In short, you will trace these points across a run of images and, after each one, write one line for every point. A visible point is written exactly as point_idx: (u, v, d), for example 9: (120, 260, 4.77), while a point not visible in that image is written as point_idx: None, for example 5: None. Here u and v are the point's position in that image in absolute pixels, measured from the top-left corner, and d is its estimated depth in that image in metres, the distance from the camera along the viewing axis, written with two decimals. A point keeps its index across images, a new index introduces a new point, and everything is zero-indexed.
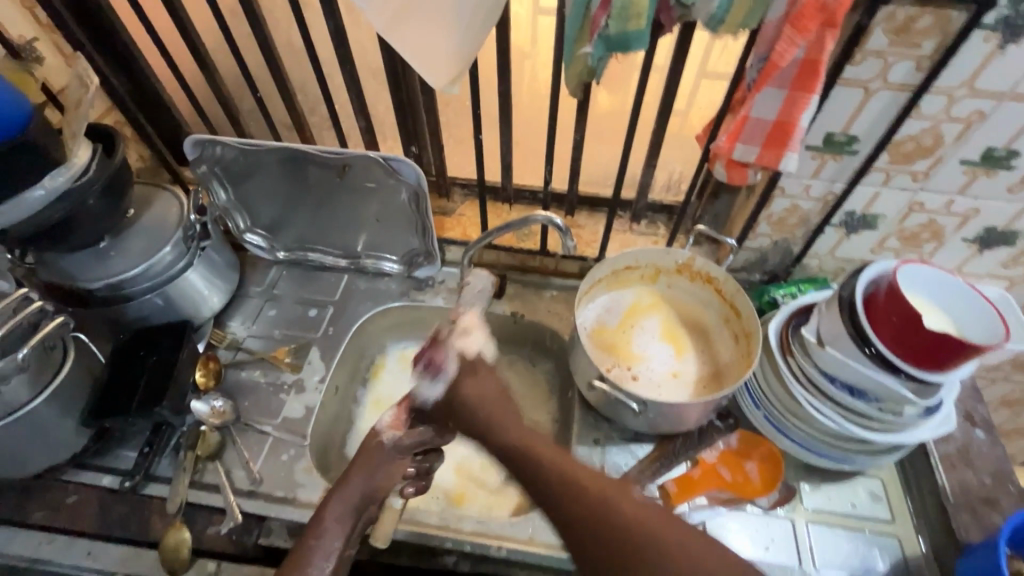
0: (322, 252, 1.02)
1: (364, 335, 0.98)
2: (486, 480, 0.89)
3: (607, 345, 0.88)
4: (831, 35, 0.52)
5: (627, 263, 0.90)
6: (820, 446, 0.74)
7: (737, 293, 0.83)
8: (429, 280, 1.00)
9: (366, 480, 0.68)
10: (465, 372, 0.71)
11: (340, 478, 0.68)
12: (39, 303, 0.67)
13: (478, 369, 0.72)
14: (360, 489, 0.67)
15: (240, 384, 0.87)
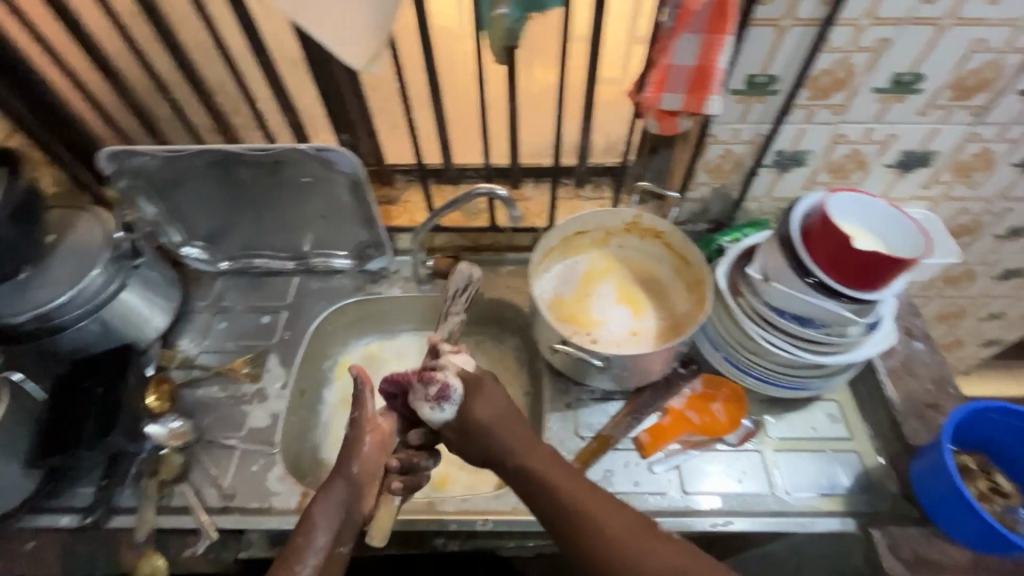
0: (267, 257, 0.99)
1: (324, 335, 0.96)
2: (467, 461, 0.90)
3: (567, 315, 0.89)
4: None
5: (576, 229, 0.91)
6: (777, 377, 0.78)
7: (685, 244, 0.86)
8: (382, 272, 0.98)
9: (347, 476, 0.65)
10: (467, 394, 0.66)
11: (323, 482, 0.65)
12: None
13: (478, 381, 0.67)
14: (343, 485, 0.64)
15: (198, 402, 0.84)
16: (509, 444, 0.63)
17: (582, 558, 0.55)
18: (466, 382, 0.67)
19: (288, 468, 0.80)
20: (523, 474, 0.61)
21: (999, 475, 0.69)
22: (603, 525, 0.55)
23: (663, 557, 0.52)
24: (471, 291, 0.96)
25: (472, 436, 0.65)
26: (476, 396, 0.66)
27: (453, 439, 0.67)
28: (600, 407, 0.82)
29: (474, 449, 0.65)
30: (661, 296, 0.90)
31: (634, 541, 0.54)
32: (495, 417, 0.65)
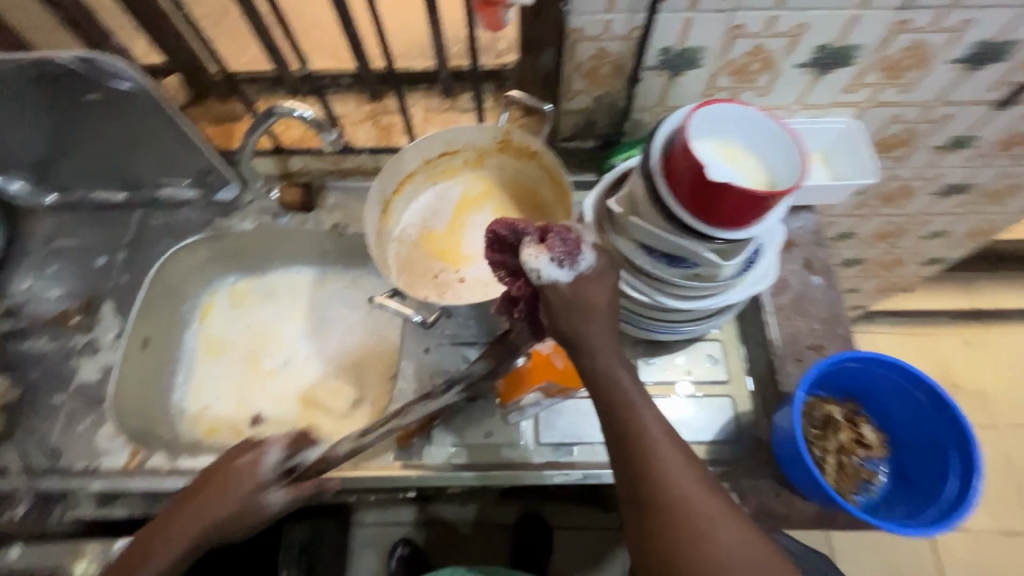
0: (100, 188, 0.87)
1: (171, 277, 0.86)
2: (334, 406, 0.85)
3: (431, 251, 0.79)
4: None
5: (440, 150, 0.77)
6: (640, 320, 0.70)
7: (557, 166, 0.73)
8: (234, 202, 0.87)
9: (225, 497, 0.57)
10: (597, 273, 0.53)
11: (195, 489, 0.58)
12: None
13: (614, 274, 0.54)
14: (213, 513, 0.56)
15: (25, 357, 0.77)
16: (593, 343, 0.51)
17: (641, 492, 0.49)
18: (603, 263, 0.53)
19: (124, 425, 0.75)
20: (604, 386, 0.51)
21: (867, 425, 0.63)
22: (674, 474, 0.49)
23: (722, 533, 0.47)
24: (334, 224, 0.85)
25: (564, 314, 0.51)
26: (603, 285, 0.52)
27: (552, 308, 0.52)
28: (458, 351, 0.75)
29: (568, 322, 0.51)
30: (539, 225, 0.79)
31: (703, 505, 0.48)
32: (605, 304, 0.52)
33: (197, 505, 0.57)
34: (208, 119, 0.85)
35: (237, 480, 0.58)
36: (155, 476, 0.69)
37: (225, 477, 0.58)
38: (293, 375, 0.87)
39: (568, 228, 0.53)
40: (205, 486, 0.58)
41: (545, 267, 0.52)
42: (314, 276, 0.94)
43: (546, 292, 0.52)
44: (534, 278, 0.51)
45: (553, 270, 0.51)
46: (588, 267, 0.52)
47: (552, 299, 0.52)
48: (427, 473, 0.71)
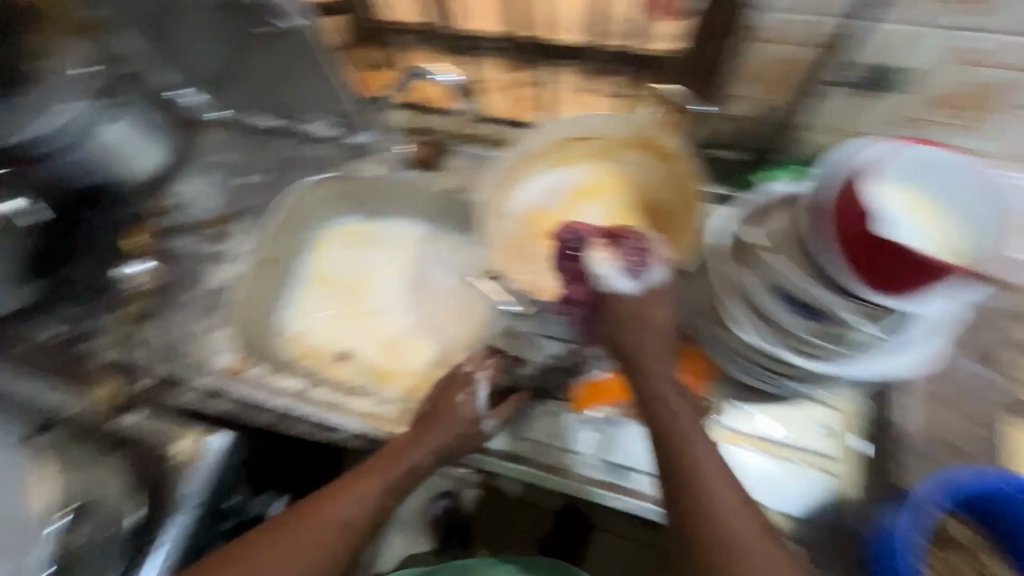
0: (260, 115, 0.95)
1: (302, 206, 0.93)
2: (417, 362, 0.88)
3: (537, 231, 0.76)
4: None
5: (576, 133, 0.74)
6: (749, 366, 0.61)
7: (690, 173, 0.69)
8: (371, 148, 0.91)
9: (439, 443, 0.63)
10: (658, 287, 0.56)
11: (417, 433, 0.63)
12: None
13: (673, 291, 0.57)
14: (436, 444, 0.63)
15: (176, 253, 0.88)
16: (649, 360, 0.54)
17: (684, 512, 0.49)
18: (665, 277, 0.56)
19: (242, 329, 0.83)
20: (653, 401, 0.53)
21: (984, 554, 0.61)
22: (732, 526, 0.47)
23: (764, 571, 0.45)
24: (455, 187, 0.87)
25: (620, 326, 0.55)
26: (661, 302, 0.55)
27: (616, 314, 0.55)
28: (542, 344, 0.72)
29: (625, 337, 0.54)
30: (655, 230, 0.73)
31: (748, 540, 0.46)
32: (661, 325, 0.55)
33: (435, 437, 0.63)
34: (365, 67, 0.90)
35: (466, 402, 0.66)
36: (256, 385, 0.77)
37: (463, 402, 0.66)
38: (387, 323, 0.91)
39: (637, 243, 0.57)
40: (430, 417, 0.65)
41: (612, 275, 0.55)
42: (421, 235, 0.96)
43: (607, 300, 0.55)
44: (600, 283, 0.54)
45: (618, 279, 0.54)
46: (652, 278, 0.55)
47: (614, 308, 0.54)
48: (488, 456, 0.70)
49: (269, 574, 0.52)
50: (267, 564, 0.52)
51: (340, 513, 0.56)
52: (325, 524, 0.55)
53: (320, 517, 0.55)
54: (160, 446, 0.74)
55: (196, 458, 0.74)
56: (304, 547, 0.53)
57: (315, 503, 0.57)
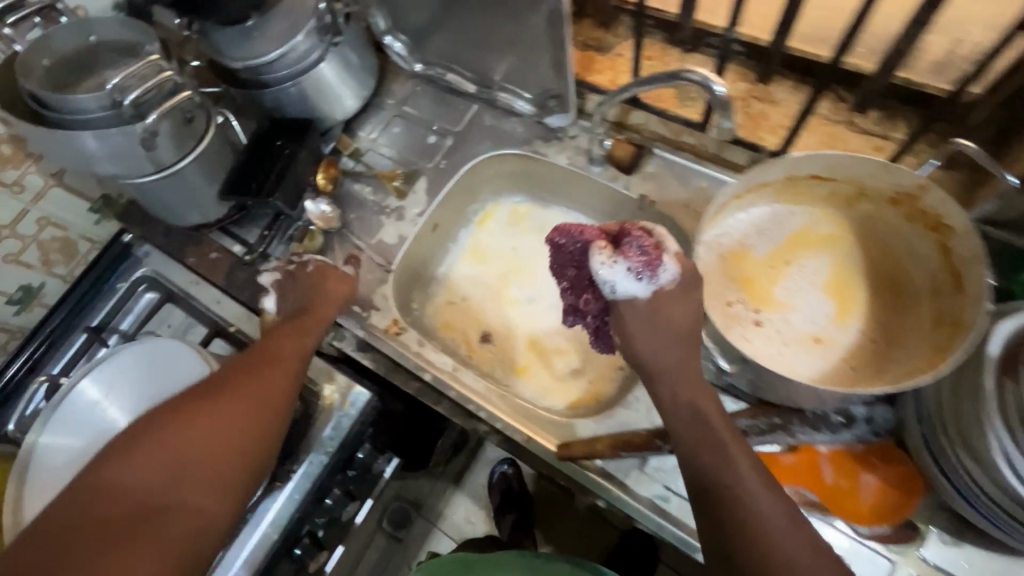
0: (456, 73, 0.93)
1: (476, 177, 0.90)
2: (556, 365, 0.84)
3: (737, 275, 0.68)
4: None
5: (815, 173, 0.63)
6: (986, 505, 0.51)
7: (972, 258, 0.55)
8: (559, 131, 0.85)
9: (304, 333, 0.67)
10: (673, 287, 0.56)
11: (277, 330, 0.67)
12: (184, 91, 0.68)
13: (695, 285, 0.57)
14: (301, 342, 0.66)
15: (352, 196, 0.89)
16: (681, 383, 0.56)
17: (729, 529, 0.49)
18: (682, 270, 0.56)
19: (398, 291, 0.84)
20: (685, 414, 0.55)
21: None
22: (755, 498, 0.50)
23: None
24: (641, 194, 0.78)
25: (640, 332, 0.56)
26: (682, 298, 0.56)
27: (626, 326, 0.57)
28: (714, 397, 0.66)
29: (644, 345, 0.56)
30: (889, 308, 0.63)
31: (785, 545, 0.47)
32: (685, 322, 0.57)
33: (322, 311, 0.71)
34: (577, 43, 0.83)
35: (343, 274, 0.77)
36: (403, 351, 0.76)
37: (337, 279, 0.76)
38: (532, 316, 0.87)
39: (643, 240, 0.55)
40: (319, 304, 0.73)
41: (620, 280, 0.56)
42: None
43: (619, 305, 0.57)
44: (608, 291, 0.56)
45: (630, 284, 0.55)
46: (667, 276, 0.55)
47: (628, 314, 0.57)
48: (631, 501, 0.64)
49: (232, 416, 0.56)
50: (227, 406, 0.56)
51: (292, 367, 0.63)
52: (248, 397, 0.58)
53: (273, 370, 0.61)
54: (308, 384, 0.77)
55: (335, 406, 0.76)
56: (258, 387, 0.59)
57: (253, 355, 0.63)
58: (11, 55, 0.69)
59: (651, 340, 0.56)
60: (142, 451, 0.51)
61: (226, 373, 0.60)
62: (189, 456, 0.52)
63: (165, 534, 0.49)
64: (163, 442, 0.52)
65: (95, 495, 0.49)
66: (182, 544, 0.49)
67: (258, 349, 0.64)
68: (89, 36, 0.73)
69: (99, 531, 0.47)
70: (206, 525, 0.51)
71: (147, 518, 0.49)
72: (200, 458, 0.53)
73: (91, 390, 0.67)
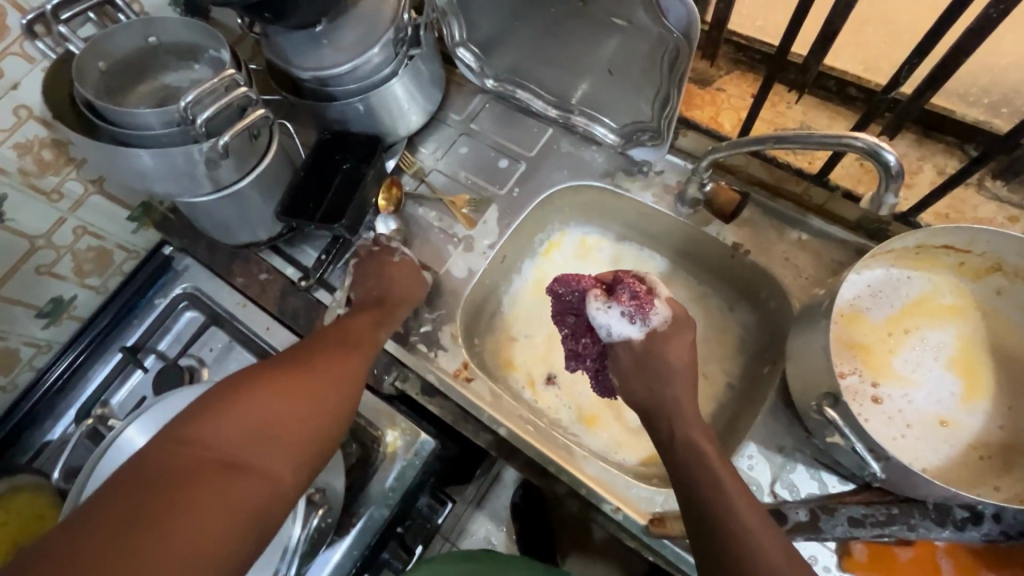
0: (532, 94, 0.87)
1: (549, 207, 0.85)
2: (627, 416, 0.79)
3: (851, 342, 0.61)
4: None
5: (952, 242, 0.58)
6: None
7: None
8: (644, 165, 0.79)
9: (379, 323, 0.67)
10: (665, 328, 0.62)
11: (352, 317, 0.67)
12: (261, 111, 0.61)
13: (685, 326, 0.63)
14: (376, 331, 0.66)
15: (415, 220, 0.83)
16: (682, 424, 0.57)
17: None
18: (670, 315, 0.62)
19: (463, 327, 0.78)
20: (686, 456, 0.54)
21: None
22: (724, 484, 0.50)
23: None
24: (736, 242, 0.73)
25: (633, 370, 0.62)
26: (673, 338, 0.62)
27: (630, 363, 0.62)
28: (819, 476, 0.61)
29: (640, 381, 0.61)
30: (1023, 393, 0.58)
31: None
32: (678, 360, 0.61)
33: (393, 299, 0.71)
34: None
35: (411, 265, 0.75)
36: (475, 400, 0.70)
37: (401, 280, 0.73)
38: None
39: (631, 289, 0.62)
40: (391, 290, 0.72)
41: (615, 323, 0.62)
42: (663, 271, 0.85)
43: (614, 345, 0.63)
44: (605, 333, 0.62)
45: (623, 328, 0.62)
46: (656, 319, 0.61)
47: (623, 353, 0.62)
48: None
49: (317, 389, 0.54)
50: (317, 380, 0.55)
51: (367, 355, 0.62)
52: (331, 374, 0.56)
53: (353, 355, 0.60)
54: (369, 428, 0.72)
55: (399, 454, 0.70)
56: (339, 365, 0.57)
57: (327, 338, 0.62)
58: (64, 55, 0.62)
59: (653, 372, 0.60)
60: (232, 405, 0.48)
61: (304, 350, 0.59)
62: (269, 419, 0.49)
63: (243, 494, 0.44)
64: (256, 402, 0.49)
65: (180, 445, 0.45)
66: (257, 511, 0.45)
67: (336, 334, 0.63)
68: (148, 37, 0.65)
69: (178, 480, 0.42)
70: (279, 497, 0.47)
71: (230, 473, 0.45)
72: (284, 422, 0.50)
73: (140, 438, 0.60)
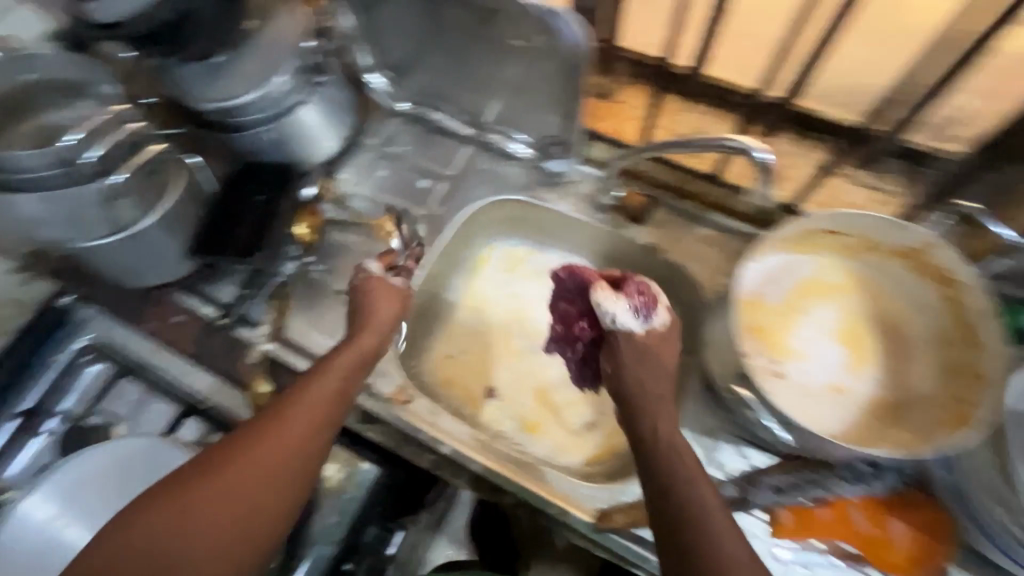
0: (447, 114, 0.89)
1: (473, 223, 0.86)
2: (568, 419, 0.80)
3: (753, 325, 0.67)
4: None
5: (828, 226, 0.65)
6: (1018, 553, 0.54)
7: (983, 316, 0.58)
8: (560, 176, 0.83)
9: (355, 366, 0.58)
10: (664, 333, 0.59)
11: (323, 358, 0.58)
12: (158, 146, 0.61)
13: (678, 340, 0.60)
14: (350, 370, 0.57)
15: (339, 246, 0.82)
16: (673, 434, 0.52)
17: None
18: (670, 325, 0.59)
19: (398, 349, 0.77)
20: (663, 460, 0.50)
21: None
22: (696, 490, 0.47)
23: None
24: (650, 243, 0.78)
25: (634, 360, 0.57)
26: (664, 345, 0.58)
27: (626, 356, 0.57)
28: (743, 452, 0.66)
29: (633, 374, 0.56)
30: (898, 355, 0.65)
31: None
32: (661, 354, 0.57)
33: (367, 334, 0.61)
34: None
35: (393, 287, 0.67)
36: (414, 420, 0.69)
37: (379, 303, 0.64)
38: (537, 366, 0.84)
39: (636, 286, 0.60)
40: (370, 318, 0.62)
41: (621, 313, 0.58)
42: None
43: (615, 336, 0.59)
44: (608, 320, 0.58)
45: (628, 319, 0.58)
46: (657, 324, 0.58)
47: (619, 344, 0.58)
48: None
49: (250, 481, 0.47)
50: (238, 475, 0.47)
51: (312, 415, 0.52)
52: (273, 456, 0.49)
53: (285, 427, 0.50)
54: None
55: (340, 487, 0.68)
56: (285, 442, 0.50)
57: (280, 399, 0.53)
58: None
59: (646, 373, 0.56)
60: (146, 522, 0.44)
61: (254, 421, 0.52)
62: (188, 537, 0.44)
63: None
64: (173, 514, 0.44)
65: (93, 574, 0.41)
66: None
67: (286, 394, 0.54)
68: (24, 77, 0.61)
69: None
70: None
71: None
72: (207, 537, 0.44)
73: (41, 508, 0.56)
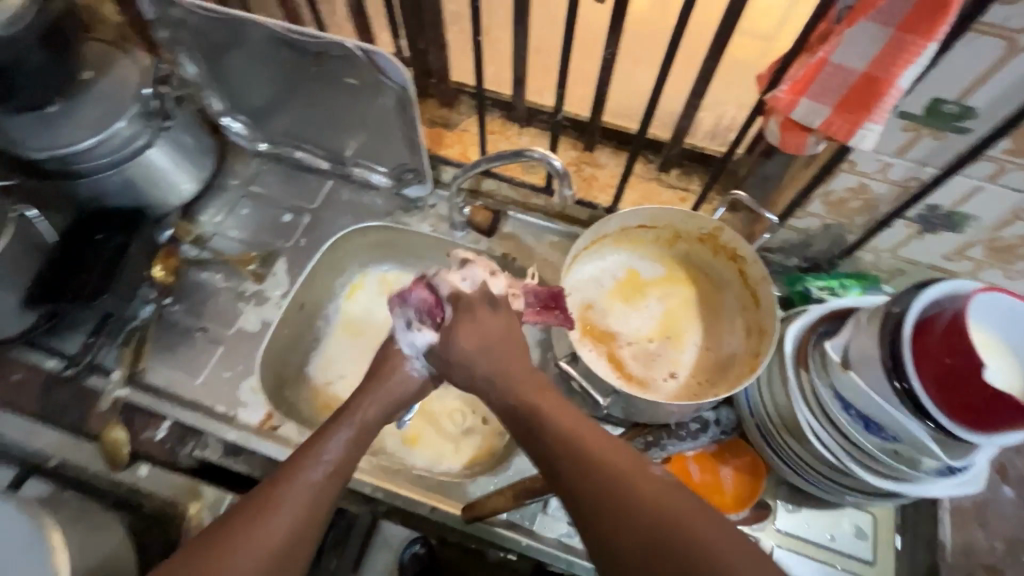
0: (305, 151, 0.92)
1: (340, 251, 0.89)
2: (447, 426, 0.83)
3: (580, 329, 0.75)
4: (917, 43, 0.39)
5: (641, 221, 0.75)
6: (812, 474, 0.64)
7: (763, 281, 0.70)
8: (419, 201, 0.89)
9: (378, 410, 0.62)
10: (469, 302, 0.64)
11: (350, 402, 0.62)
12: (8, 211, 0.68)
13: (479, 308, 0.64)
14: (375, 417, 0.62)
15: (199, 286, 0.82)
16: (512, 371, 0.58)
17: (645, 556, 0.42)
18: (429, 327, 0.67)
19: (266, 381, 0.77)
20: (545, 417, 0.53)
21: None
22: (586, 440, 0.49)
23: (692, 519, 0.42)
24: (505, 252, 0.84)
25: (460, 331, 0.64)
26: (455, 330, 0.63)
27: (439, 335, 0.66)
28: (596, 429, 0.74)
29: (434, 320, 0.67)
30: (717, 334, 0.75)
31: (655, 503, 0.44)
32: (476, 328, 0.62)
33: (379, 388, 0.64)
34: (424, 120, 0.89)
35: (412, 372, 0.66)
36: (282, 446, 0.71)
37: (394, 372, 0.65)
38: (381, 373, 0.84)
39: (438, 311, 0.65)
40: (377, 369, 0.66)
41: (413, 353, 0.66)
42: None
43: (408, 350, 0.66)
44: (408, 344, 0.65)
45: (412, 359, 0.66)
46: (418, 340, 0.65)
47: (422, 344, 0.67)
48: (540, 545, 0.67)
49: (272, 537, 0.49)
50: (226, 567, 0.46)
51: (305, 499, 0.52)
52: (287, 526, 0.50)
53: (273, 517, 0.49)
54: (167, 508, 0.66)
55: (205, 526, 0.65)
56: (299, 497, 0.51)
57: (295, 465, 0.54)
58: None
59: (477, 355, 0.61)
60: None
61: (261, 485, 0.52)
62: None
63: None
64: None
65: None
66: None
67: (308, 453, 0.55)
68: None
69: None
70: None
71: None
72: None
73: None
